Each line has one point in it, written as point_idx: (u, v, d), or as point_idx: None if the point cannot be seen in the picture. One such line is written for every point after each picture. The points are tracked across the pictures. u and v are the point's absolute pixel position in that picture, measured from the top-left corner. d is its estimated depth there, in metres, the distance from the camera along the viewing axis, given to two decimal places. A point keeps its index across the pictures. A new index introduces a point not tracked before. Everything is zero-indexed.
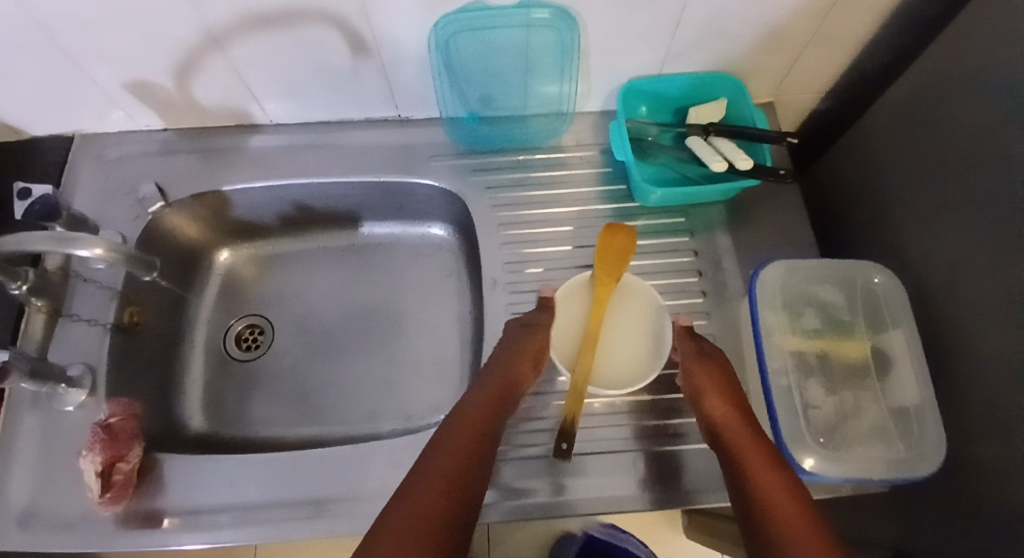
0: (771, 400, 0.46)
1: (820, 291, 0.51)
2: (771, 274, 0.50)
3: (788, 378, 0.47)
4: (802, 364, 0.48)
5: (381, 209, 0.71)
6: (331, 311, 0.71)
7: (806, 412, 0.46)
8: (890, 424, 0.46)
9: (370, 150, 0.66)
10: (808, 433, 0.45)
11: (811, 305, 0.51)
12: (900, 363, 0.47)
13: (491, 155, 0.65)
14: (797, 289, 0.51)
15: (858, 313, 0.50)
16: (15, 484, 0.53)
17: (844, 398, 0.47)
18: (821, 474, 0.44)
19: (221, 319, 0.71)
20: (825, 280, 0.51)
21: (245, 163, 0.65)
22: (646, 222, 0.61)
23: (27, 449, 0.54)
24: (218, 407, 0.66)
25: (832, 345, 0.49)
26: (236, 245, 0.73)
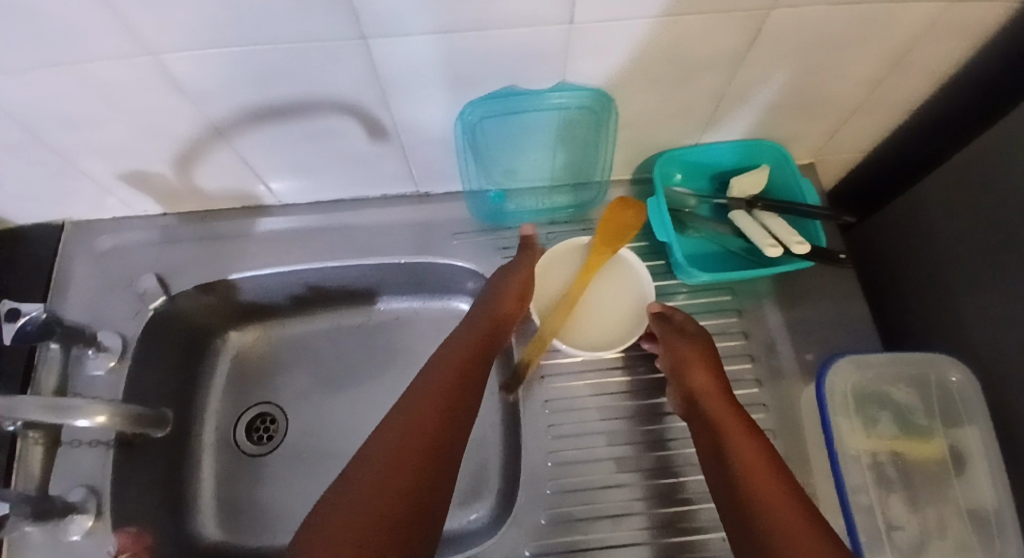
0: (852, 521, 0.43)
1: (893, 393, 0.48)
2: (838, 374, 0.47)
3: (865, 491, 0.44)
4: (879, 475, 0.45)
5: (400, 285, 0.66)
6: (350, 395, 0.67)
7: (888, 533, 0.43)
8: (971, 538, 0.43)
9: (387, 228, 0.61)
10: (891, 555, 0.42)
11: (883, 407, 0.47)
12: (976, 470, 0.45)
13: (519, 230, 0.61)
14: (865, 385, 0.48)
15: (934, 415, 0.47)
16: None
17: (922, 506, 0.44)
18: None
19: (232, 410, 0.66)
20: (896, 380, 0.48)
21: (252, 249, 0.61)
22: (689, 302, 0.57)
23: None
24: (233, 510, 0.61)
25: (908, 451, 0.46)
26: (245, 327, 0.68)
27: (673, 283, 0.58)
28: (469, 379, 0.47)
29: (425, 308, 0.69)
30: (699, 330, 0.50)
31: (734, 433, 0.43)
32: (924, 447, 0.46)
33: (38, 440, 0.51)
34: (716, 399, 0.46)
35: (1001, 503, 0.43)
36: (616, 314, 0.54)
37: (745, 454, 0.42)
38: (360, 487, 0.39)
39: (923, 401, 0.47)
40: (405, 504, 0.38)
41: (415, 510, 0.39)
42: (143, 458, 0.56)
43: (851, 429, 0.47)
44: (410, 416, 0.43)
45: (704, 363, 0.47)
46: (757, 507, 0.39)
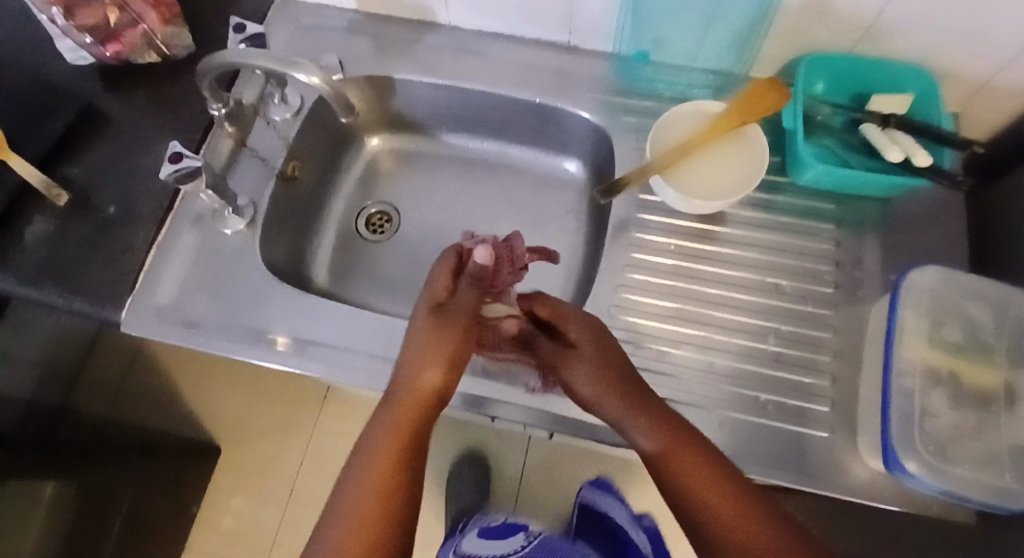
0: (888, 400, 0.45)
1: (969, 306, 0.49)
2: (922, 278, 0.49)
3: (912, 380, 0.46)
4: (931, 374, 0.46)
5: (525, 131, 0.73)
6: (455, 215, 0.75)
7: (923, 416, 0.45)
8: (1006, 457, 0.43)
9: (534, 69, 0.67)
10: (920, 440, 0.44)
11: (954, 316, 0.48)
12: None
13: (650, 101, 0.65)
14: (945, 299, 0.49)
15: (1004, 339, 0.47)
16: (163, 281, 0.59)
17: (966, 415, 0.45)
18: (921, 480, 0.43)
19: (357, 198, 0.77)
20: (976, 296, 0.49)
21: (416, 57, 0.69)
22: (790, 200, 0.60)
23: (179, 258, 0.61)
24: (338, 272, 0.72)
25: (964, 366, 0.47)
26: (386, 134, 0.78)
27: (781, 181, 0.61)
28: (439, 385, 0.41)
29: (538, 162, 0.75)
30: (581, 331, 0.45)
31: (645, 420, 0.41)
32: (983, 365, 0.47)
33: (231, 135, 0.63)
34: (609, 397, 0.42)
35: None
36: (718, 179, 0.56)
37: (683, 458, 0.39)
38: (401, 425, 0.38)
39: (996, 323, 0.48)
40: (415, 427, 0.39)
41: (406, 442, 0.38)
42: (286, 198, 0.67)
43: (917, 325, 0.48)
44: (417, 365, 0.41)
45: (569, 357, 0.45)
46: (700, 504, 0.37)
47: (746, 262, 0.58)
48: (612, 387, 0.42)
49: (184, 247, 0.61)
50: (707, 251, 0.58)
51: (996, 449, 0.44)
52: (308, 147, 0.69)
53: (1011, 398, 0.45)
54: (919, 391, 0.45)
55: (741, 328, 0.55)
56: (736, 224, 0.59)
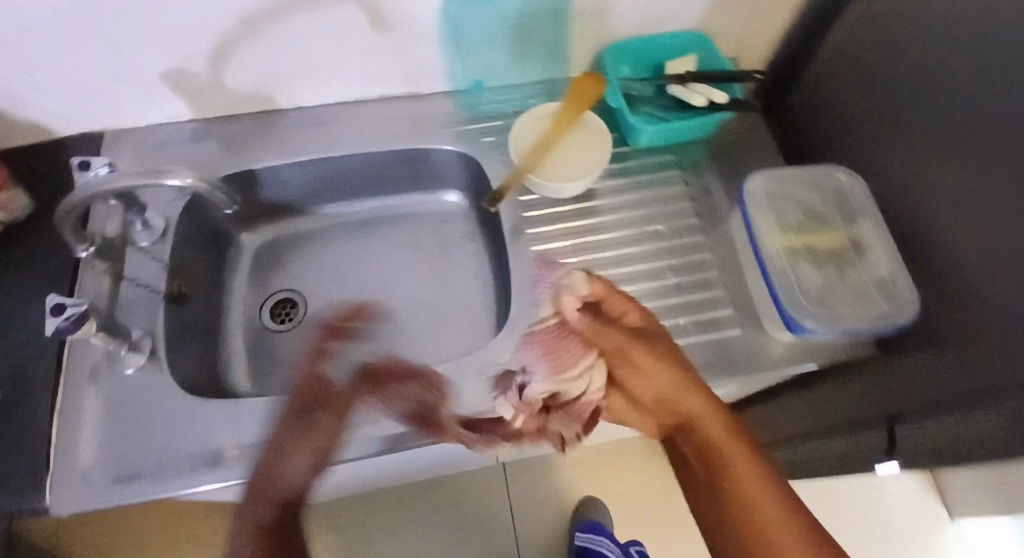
0: (769, 279, 0.55)
1: (798, 193, 0.61)
2: (757, 183, 0.60)
3: (781, 260, 0.57)
4: (792, 252, 0.58)
5: (397, 180, 0.77)
6: (361, 277, 0.77)
7: (799, 282, 0.56)
8: (873, 293, 0.55)
9: (390, 122, 0.73)
10: (803, 300, 0.54)
11: (792, 204, 0.61)
12: (871, 247, 0.57)
13: (498, 119, 0.73)
14: (780, 194, 0.61)
15: (831, 208, 0.61)
16: (82, 444, 0.53)
17: (828, 273, 0.57)
18: (817, 331, 0.52)
19: (255, 296, 0.75)
20: (801, 184, 0.62)
21: (271, 144, 0.71)
22: (639, 162, 0.70)
23: (88, 417, 0.55)
24: (262, 373, 0.70)
25: (814, 239, 0.59)
26: (262, 226, 0.78)
27: (626, 151, 0.71)
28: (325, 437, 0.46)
29: (419, 204, 0.80)
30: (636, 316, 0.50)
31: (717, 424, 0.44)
32: (825, 231, 0.60)
33: (106, 269, 0.60)
34: (690, 397, 0.45)
35: (893, 269, 0.53)
36: (577, 164, 0.64)
37: (740, 463, 0.42)
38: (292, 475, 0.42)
39: (821, 197, 0.61)
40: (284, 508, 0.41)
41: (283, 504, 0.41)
42: (183, 318, 0.65)
43: (770, 222, 0.59)
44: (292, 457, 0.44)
45: (650, 360, 0.47)
46: (738, 491, 0.42)
47: (627, 222, 0.66)
48: (704, 402, 0.45)
49: (88, 407, 0.55)
50: (594, 224, 0.66)
51: (859, 287, 0.56)
52: (190, 261, 0.68)
53: (856, 247, 0.58)
54: (788, 267, 0.56)
55: (644, 276, 0.63)
56: (607, 195, 0.68)
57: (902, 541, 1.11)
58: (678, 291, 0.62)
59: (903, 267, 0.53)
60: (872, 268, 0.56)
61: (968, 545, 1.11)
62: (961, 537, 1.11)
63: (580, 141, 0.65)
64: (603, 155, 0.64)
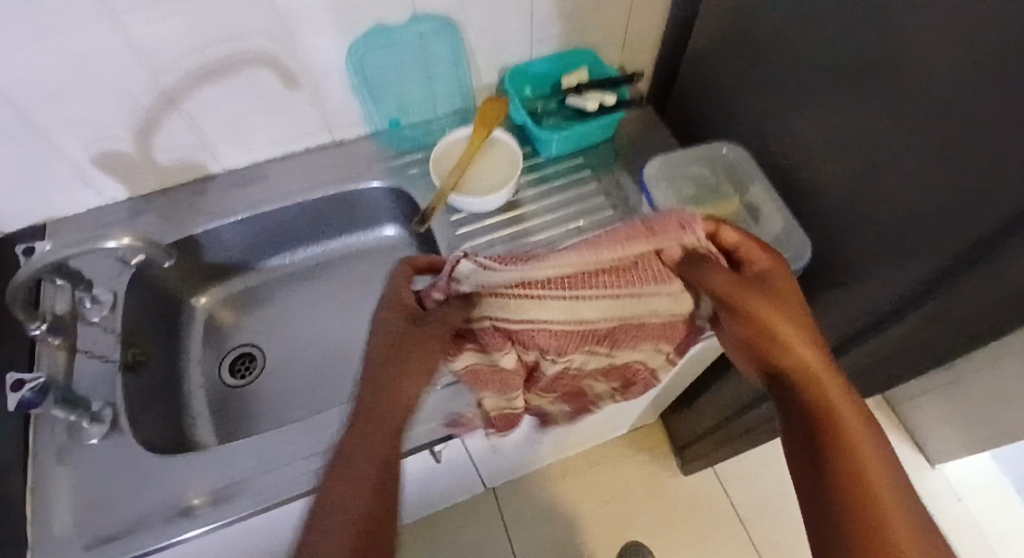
0: None
1: (692, 171, 0.70)
2: (653, 167, 0.68)
3: None
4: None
5: (335, 225, 0.81)
6: (314, 320, 0.80)
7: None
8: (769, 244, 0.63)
9: (319, 170, 0.77)
10: None
11: (688, 181, 0.69)
12: (760, 208, 0.65)
13: (420, 151, 0.78)
14: (675, 172, 0.69)
15: (722, 179, 0.69)
16: (56, 514, 0.56)
17: None
18: None
19: (212, 356, 0.77)
20: (693, 163, 0.70)
21: (208, 208, 0.75)
22: (555, 169, 0.76)
23: (60, 489, 0.58)
24: (228, 427, 0.72)
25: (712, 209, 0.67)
26: (211, 289, 0.80)
27: (541, 161, 0.77)
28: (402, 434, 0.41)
29: (361, 242, 0.83)
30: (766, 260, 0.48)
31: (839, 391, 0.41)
32: (720, 201, 0.68)
33: (60, 346, 0.60)
34: (777, 318, 0.43)
35: (786, 224, 0.62)
36: (492, 180, 0.71)
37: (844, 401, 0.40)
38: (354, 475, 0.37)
39: (712, 171, 0.70)
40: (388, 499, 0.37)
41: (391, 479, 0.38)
42: (143, 384, 0.66)
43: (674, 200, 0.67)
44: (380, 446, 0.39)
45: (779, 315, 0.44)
46: (858, 468, 0.37)
47: (550, 224, 0.72)
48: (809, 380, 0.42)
49: (60, 485, 0.58)
50: (522, 229, 0.71)
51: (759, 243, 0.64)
52: (142, 329, 0.70)
53: (748, 210, 0.66)
54: None
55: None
56: (529, 203, 0.74)
57: None
58: None
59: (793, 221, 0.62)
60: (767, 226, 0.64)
61: (952, 483, 1.14)
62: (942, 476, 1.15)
63: (492, 160, 0.72)
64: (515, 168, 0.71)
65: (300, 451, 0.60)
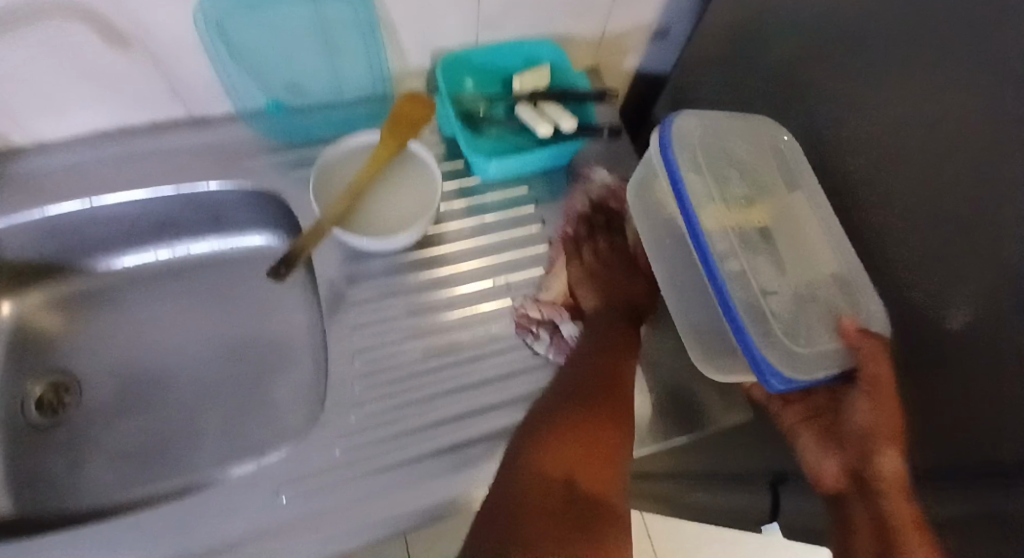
0: (721, 289, 0.40)
1: (732, 147, 0.47)
2: (687, 122, 0.46)
3: (738, 260, 0.41)
4: (742, 237, 0.43)
5: (196, 223, 0.62)
6: (160, 346, 0.62)
7: (767, 298, 0.41)
8: (825, 286, 0.42)
9: (172, 155, 0.57)
10: (774, 321, 0.40)
11: (731, 164, 0.46)
12: (799, 219, 0.44)
13: (314, 148, 0.59)
14: (710, 146, 0.46)
15: (767, 167, 0.47)
16: None
17: (789, 271, 0.43)
18: (794, 372, 0.38)
19: (15, 384, 0.59)
20: (735, 136, 0.48)
21: (9, 192, 0.55)
22: (488, 197, 0.59)
23: None
24: (22, 487, 0.55)
25: (751, 201, 0.45)
26: (23, 291, 0.62)
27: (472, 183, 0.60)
28: (549, 492, 0.35)
29: (232, 250, 0.66)
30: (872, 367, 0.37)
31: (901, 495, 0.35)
32: (767, 201, 0.46)
33: None
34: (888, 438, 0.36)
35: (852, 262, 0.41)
36: (393, 214, 0.53)
37: (914, 527, 0.33)
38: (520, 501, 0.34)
39: (761, 157, 0.47)
40: (603, 447, 0.39)
41: (614, 430, 0.41)
42: None
43: (706, 189, 0.44)
44: (569, 391, 0.44)
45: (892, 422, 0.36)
46: None
47: (467, 276, 0.56)
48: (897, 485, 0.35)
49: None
50: (434, 279, 0.55)
51: (819, 273, 0.42)
52: None
53: (787, 218, 0.45)
54: (749, 270, 0.41)
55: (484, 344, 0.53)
56: (446, 243, 0.57)
57: None
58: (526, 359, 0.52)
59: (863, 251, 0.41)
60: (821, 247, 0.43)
61: None
62: None
63: (397, 185, 0.54)
64: (428, 203, 0.53)
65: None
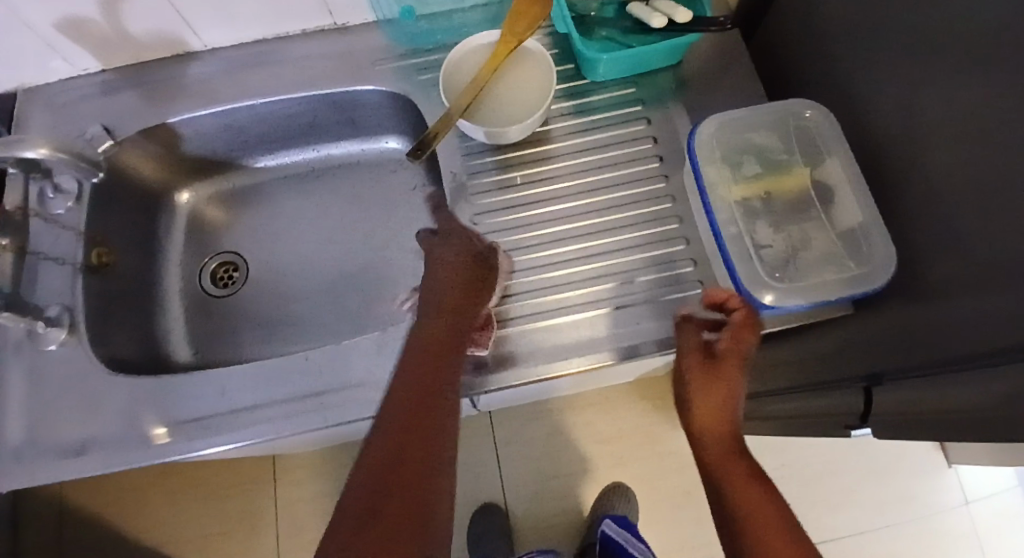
0: (724, 245, 0.48)
1: (755, 138, 0.54)
2: (706, 131, 0.52)
3: (737, 226, 0.49)
4: (748, 208, 0.51)
5: (332, 126, 0.70)
6: (304, 235, 0.72)
7: (758, 251, 0.49)
8: (839, 247, 0.49)
9: (313, 61, 0.65)
10: (763, 272, 0.48)
11: (748, 152, 0.54)
12: (834, 194, 0.50)
13: (436, 52, 0.64)
14: (732, 140, 0.54)
15: (795, 152, 0.54)
16: (11, 421, 0.52)
17: (791, 232, 0.50)
18: (780, 305, 0.46)
19: (194, 260, 0.71)
20: (759, 126, 0.54)
21: (187, 93, 0.64)
22: (597, 97, 0.62)
23: (14, 397, 0.53)
24: (204, 340, 0.67)
25: (772, 182, 0.52)
26: (196, 184, 0.73)
27: (582, 85, 0.62)
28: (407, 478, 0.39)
29: (365, 152, 0.73)
30: (690, 337, 0.49)
31: (725, 454, 0.47)
32: (784, 176, 0.53)
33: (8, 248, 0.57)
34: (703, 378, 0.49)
35: (862, 213, 0.47)
36: (511, 108, 0.57)
37: (736, 469, 0.45)
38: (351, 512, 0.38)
39: (782, 139, 0.54)
40: (417, 401, 0.44)
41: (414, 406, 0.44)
42: (106, 287, 0.61)
43: (721, 174, 0.52)
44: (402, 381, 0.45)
45: (714, 386, 0.48)
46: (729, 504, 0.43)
47: (576, 169, 0.59)
48: (720, 443, 0.47)
49: (10, 385, 0.54)
50: (544, 171, 0.59)
51: (836, 245, 0.49)
52: (113, 227, 0.64)
53: (817, 191, 0.51)
54: (745, 232, 0.49)
55: (590, 231, 0.56)
56: (558, 138, 0.61)
57: (894, 485, 1.00)
58: (629, 247, 0.56)
59: (875, 208, 0.46)
60: (842, 211, 0.49)
61: (965, 486, 0.99)
62: (957, 476, 1.00)
63: (517, 80, 0.58)
64: (544, 98, 0.57)
65: (261, 394, 0.52)
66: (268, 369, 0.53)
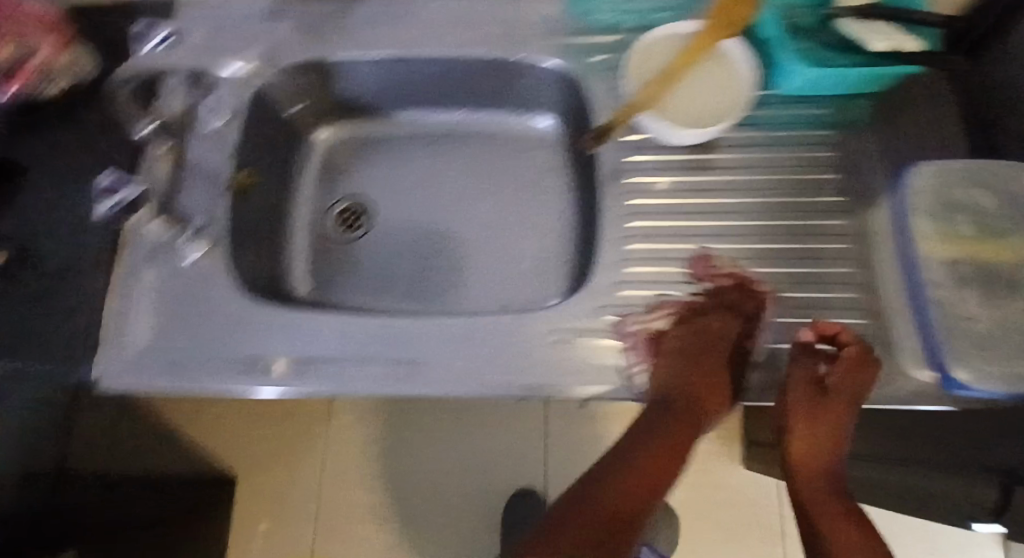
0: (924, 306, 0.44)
1: (974, 197, 0.49)
2: (920, 179, 0.48)
3: (942, 290, 0.45)
4: (958, 272, 0.46)
5: (482, 92, 0.68)
6: (432, 197, 0.70)
7: (961, 323, 0.44)
8: None
9: (483, 21, 0.62)
10: (967, 347, 0.43)
11: (963, 210, 0.48)
12: None
13: (613, 34, 0.61)
14: (950, 195, 0.48)
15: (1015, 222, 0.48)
16: (138, 325, 0.53)
17: (1007, 313, 0.44)
18: (979, 388, 0.42)
19: (321, 199, 0.72)
20: (974, 183, 0.49)
21: (353, 32, 0.63)
22: (780, 114, 0.58)
23: (144, 301, 0.54)
24: (322, 280, 0.68)
25: (984, 249, 0.47)
26: (334, 124, 0.73)
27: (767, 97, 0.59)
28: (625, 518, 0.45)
29: (506, 124, 0.72)
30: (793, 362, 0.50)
31: (819, 490, 0.52)
32: (997, 244, 0.47)
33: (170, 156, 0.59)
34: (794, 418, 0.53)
35: None
36: (695, 111, 0.54)
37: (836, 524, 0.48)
38: (621, 469, 0.49)
39: (998, 203, 0.49)
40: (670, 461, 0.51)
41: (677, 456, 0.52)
42: (246, 210, 0.61)
43: (931, 230, 0.48)
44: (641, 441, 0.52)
45: (817, 420, 0.53)
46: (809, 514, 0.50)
47: (738, 187, 0.56)
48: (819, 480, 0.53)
49: (145, 287, 0.55)
50: (702, 182, 0.57)
51: None
52: (259, 152, 0.64)
53: None
54: (951, 300, 0.44)
55: (738, 255, 0.54)
56: (721, 151, 0.58)
57: None
58: (793, 281, 0.52)
59: None
60: None
61: None
62: None
63: (705, 84, 0.54)
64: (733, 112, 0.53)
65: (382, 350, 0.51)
66: (380, 326, 0.52)
